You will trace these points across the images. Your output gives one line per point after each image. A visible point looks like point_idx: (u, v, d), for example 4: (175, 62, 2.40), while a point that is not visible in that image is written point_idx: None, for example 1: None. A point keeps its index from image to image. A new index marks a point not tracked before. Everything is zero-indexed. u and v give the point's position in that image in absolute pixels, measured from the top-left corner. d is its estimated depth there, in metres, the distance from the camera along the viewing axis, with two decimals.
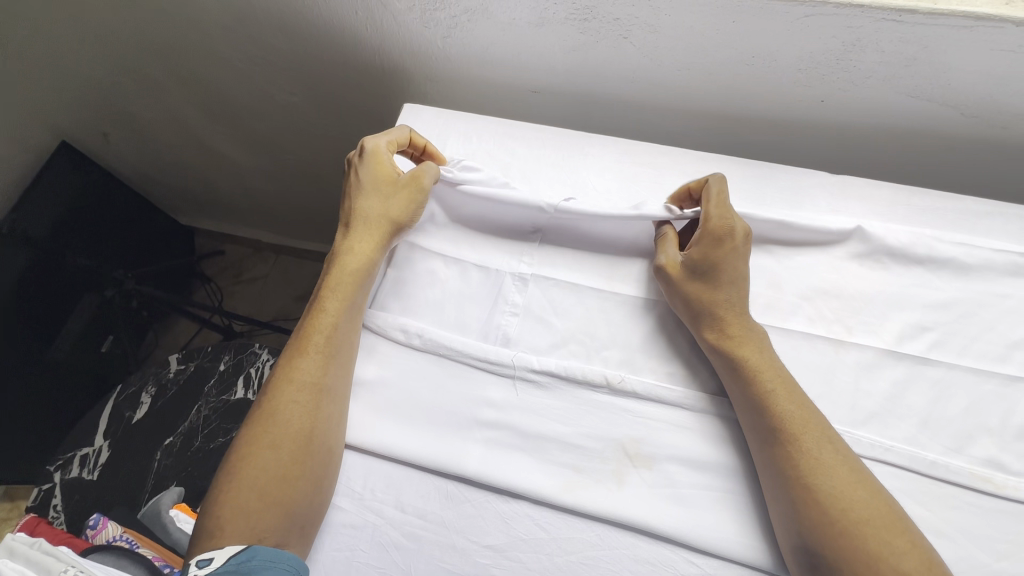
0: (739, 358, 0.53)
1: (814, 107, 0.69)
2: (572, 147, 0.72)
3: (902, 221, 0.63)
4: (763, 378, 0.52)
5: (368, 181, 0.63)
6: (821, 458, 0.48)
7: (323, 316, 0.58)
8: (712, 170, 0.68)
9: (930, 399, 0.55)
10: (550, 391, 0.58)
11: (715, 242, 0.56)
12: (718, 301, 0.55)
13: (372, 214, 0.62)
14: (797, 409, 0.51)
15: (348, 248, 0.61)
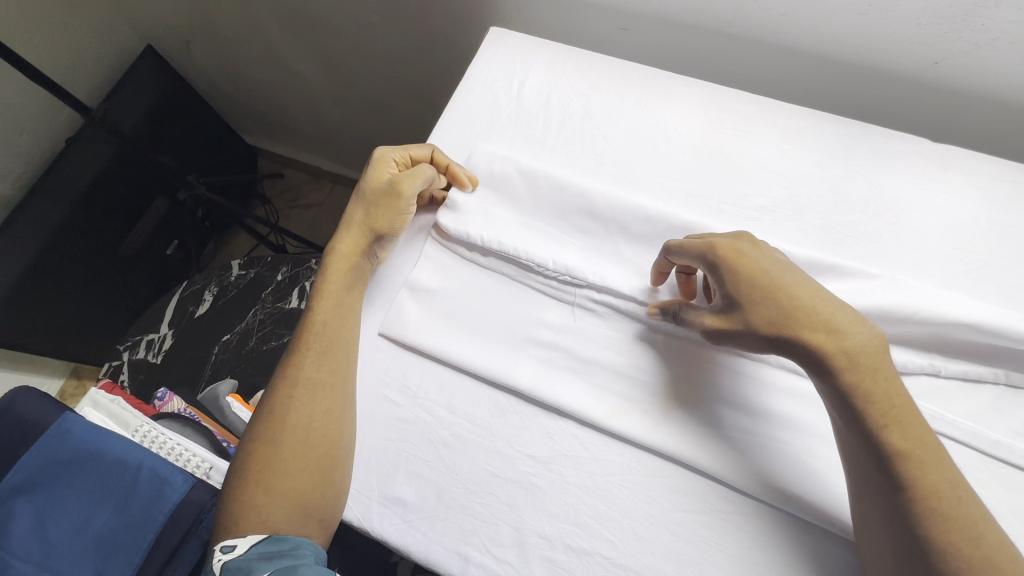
0: (858, 384, 0.45)
1: (925, 69, 0.65)
2: (658, 86, 0.70)
3: (1004, 197, 0.60)
4: (878, 405, 0.44)
5: (365, 195, 0.63)
6: (943, 517, 0.41)
7: (313, 315, 0.58)
8: (803, 123, 0.65)
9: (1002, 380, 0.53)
10: (606, 321, 0.59)
11: (737, 266, 0.50)
12: (799, 320, 0.46)
13: (361, 228, 0.61)
14: (915, 443, 0.43)
15: (337, 253, 0.61)
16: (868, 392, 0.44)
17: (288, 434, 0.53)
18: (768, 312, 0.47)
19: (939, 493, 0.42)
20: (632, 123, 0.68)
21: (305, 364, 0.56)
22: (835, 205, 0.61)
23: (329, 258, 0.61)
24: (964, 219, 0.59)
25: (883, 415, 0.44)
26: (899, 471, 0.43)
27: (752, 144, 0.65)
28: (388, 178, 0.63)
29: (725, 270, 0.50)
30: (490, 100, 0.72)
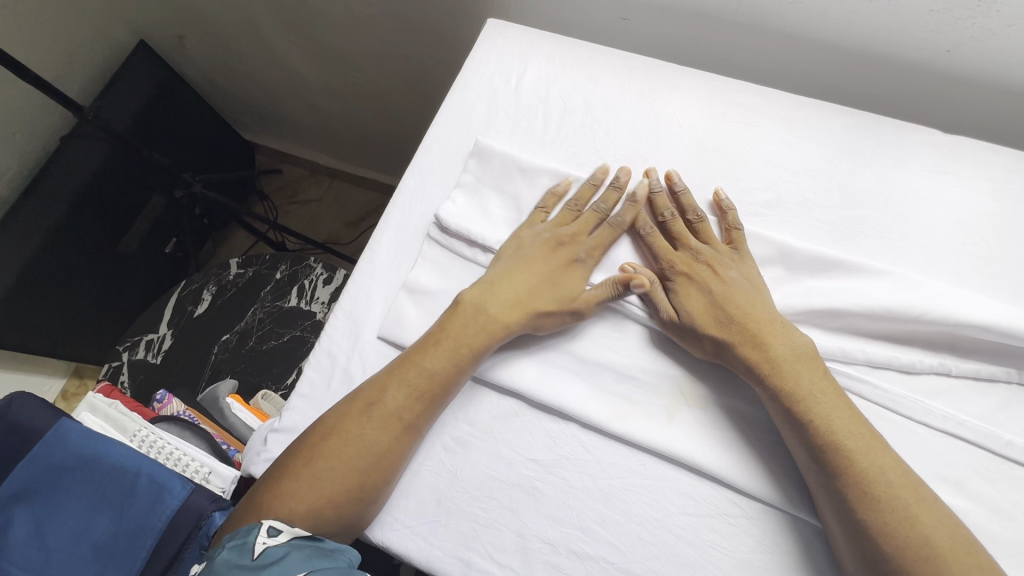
0: (783, 385, 0.49)
1: (936, 57, 0.63)
2: (660, 77, 0.68)
3: (1016, 190, 0.58)
4: (805, 402, 0.48)
5: (548, 253, 0.58)
6: (882, 505, 0.44)
7: (432, 359, 0.54)
8: (810, 115, 0.63)
9: (1014, 379, 0.52)
10: (608, 321, 0.58)
11: (689, 281, 0.56)
12: (728, 331, 0.52)
13: (542, 287, 0.57)
14: (844, 433, 0.46)
15: (498, 310, 0.56)
16: (791, 393, 0.49)
17: (359, 457, 0.50)
18: (703, 325, 0.53)
19: (878, 482, 0.44)
20: (634, 117, 0.66)
21: (401, 398, 0.52)
22: (844, 199, 0.60)
23: (483, 308, 0.56)
24: (975, 213, 0.58)
25: (810, 412, 0.48)
26: (834, 464, 0.46)
27: (757, 138, 0.63)
28: (581, 239, 0.59)
29: (677, 281, 0.56)
30: (488, 94, 0.70)
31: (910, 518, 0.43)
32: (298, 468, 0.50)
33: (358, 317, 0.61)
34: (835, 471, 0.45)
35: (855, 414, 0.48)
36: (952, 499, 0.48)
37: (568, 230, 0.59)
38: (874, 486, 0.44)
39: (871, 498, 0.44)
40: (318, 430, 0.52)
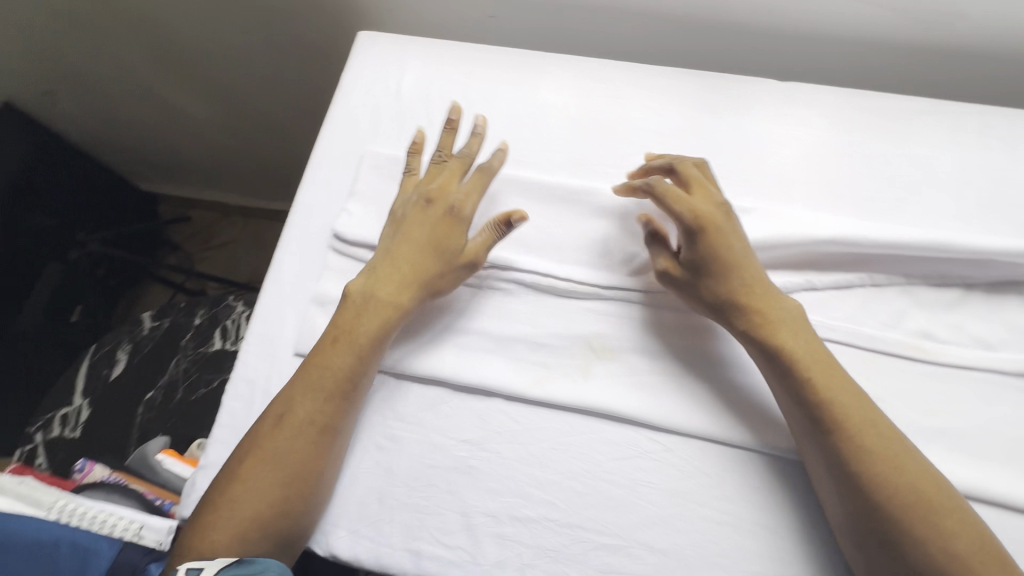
0: (750, 328, 0.53)
1: (762, 16, 0.71)
2: (529, 65, 0.72)
3: (846, 120, 0.66)
4: (775, 346, 0.52)
5: (434, 211, 0.60)
6: (872, 456, 0.47)
7: (335, 358, 0.54)
8: (667, 80, 0.69)
9: (870, 280, 0.59)
10: (516, 297, 0.61)
11: (708, 240, 0.55)
12: (725, 294, 0.54)
13: (432, 241, 0.58)
14: (823, 376, 0.50)
15: (412, 269, 0.58)
16: (785, 350, 0.52)
17: (289, 470, 0.51)
18: (739, 292, 0.54)
19: (866, 435, 0.48)
20: (511, 105, 0.70)
21: (310, 405, 0.53)
22: (707, 151, 0.66)
23: (369, 294, 0.57)
24: (816, 146, 0.65)
25: (811, 369, 0.51)
26: (832, 414, 0.49)
27: (624, 108, 0.68)
28: (448, 192, 0.60)
29: (699, 242, 0.55)
30: (370, 103, 0.71)
31: (896, 468, 0.47)
32: (220, 501, 0.50)
33: (272, 339, 0.61)
34: (830, 421, 0.49)
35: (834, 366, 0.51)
36: None
37: (432, 186, 0.61)
38: (869, 437, 0.48)
39: (859, 448, 0.48)
40: (234, 462, 0.51)
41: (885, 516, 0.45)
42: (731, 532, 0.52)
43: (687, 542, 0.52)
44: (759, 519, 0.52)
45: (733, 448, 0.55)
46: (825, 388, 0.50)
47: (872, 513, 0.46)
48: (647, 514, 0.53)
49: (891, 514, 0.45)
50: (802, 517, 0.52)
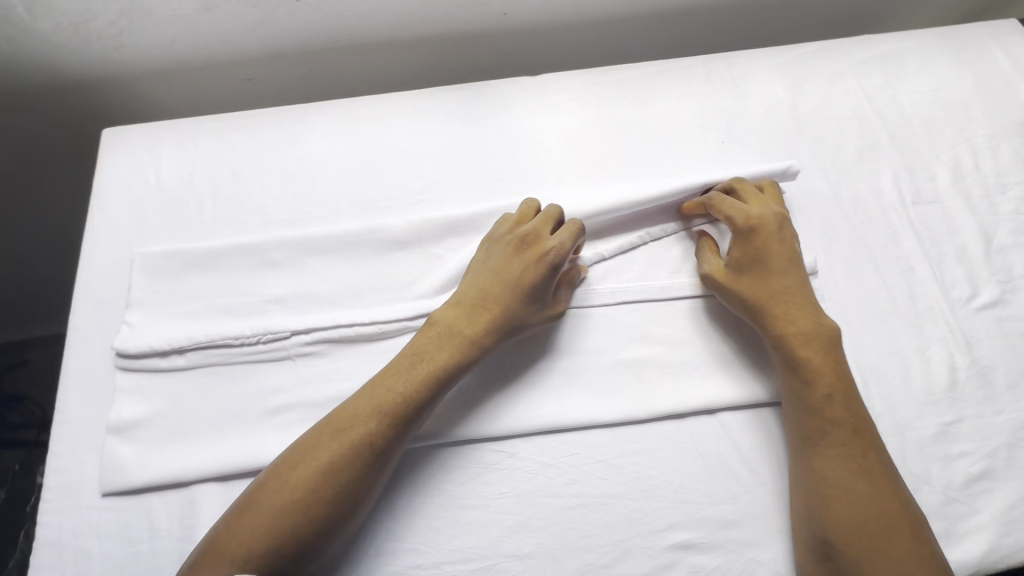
0: (789, 320, 0.55)
1: (499, 21, 0.75)
2: (291, 121, 0.70)
3: (596, 97, 0.71)
4: (809, 332, 0.54)
5: (531, 256, 0.56)
6: (836, 420, 0.52)
7: (370, 424, 0.51)
8: (427, 101, 0.71)
9: (647, 237, 0.63)
10: (329, 357, 0.59)
11: (768, 237, 0.58)
12: (779, 286, 0.56)
13: (506, 285, 0.56)
14: (830, 376, 0.53)
15: (453, 354, 0.54)
16: (798, 331, 0.54)
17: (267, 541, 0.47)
18: (748, 291, 0.56)
19: (845, 404, 0.52)
20: (281, 165, 0.68)
21: (298, 492, 0.48)
22: (480, 159, 0.68)
23: (457, 329, 0.55)
24: (575, 127, 0.69)
25: (825, 335, 0.55)
26: (816, 381, 0.53)
27: (393, 138, 0.69)
28: (547, 239, 0.57)
29: (752, 237, 0.58)
30: (130, 202, 0.67)
31: (856, 433, 0.51)
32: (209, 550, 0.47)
33: (74, 487, 0.55)
34: (826, 390, 0.52)
35: (835, 340, 0.55)
36: (643, 351, 0.59)
37: (528, 230, 0.58)
38: (849, 407, 0.52)
39: (819, 413, 0.52)
40: (243, 499, 0.50)
41: (831, 470, 0.50)
42: (587, 513, 0.53)
43: (549, 537, 0.53)
44: (609, 490, 0.54)
45: (572, 432, 0.56)
46: (834, 360, 0.54)
47: (820, 467, 0.51)
48: (506, 525, 0.53)
49: (837, 468, 0.50)
50: (646, 474, 0.55)
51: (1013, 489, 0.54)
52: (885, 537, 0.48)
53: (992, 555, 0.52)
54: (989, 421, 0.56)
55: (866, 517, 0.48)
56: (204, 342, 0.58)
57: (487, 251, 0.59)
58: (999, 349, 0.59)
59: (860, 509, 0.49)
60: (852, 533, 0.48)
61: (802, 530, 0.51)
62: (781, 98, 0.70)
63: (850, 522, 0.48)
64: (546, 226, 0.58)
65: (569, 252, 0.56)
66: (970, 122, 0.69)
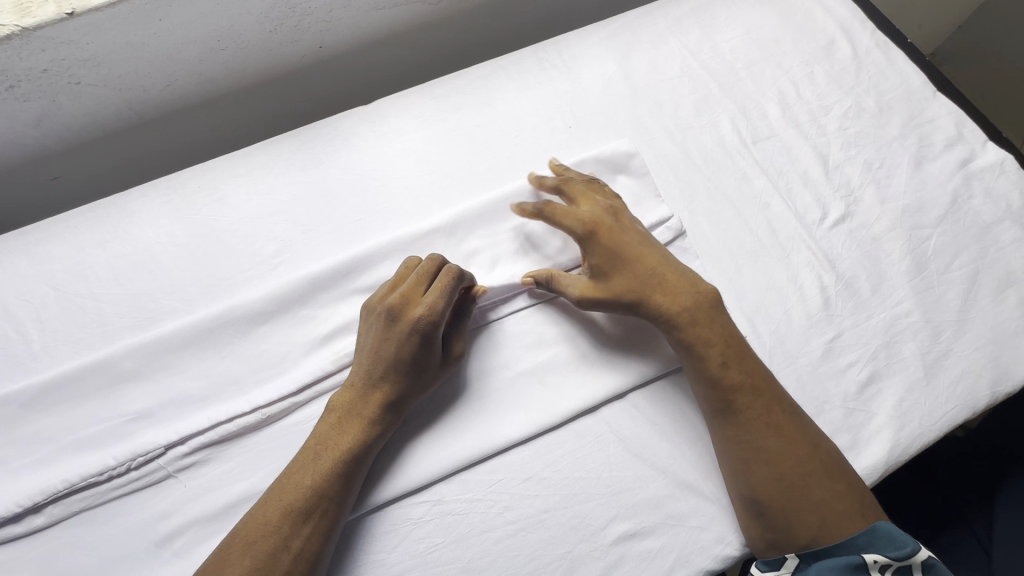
0: (665, 311, 0.54)
1: (317, 55, 0.71)
2: (111, 213, 0.63)
3: (435, 111, 0.68)
4: (690, 315, 0.54)
5: (403, 330, 0.52)
6: (735, 385, 0.51)
7: (278, 535, 0.46)
8: (262, 156, 0.66)
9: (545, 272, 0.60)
10: (215, 461, 0.53)
11: (603, 242, 0.56)
12: (652, 276, 0.55)
13: (387, 359, 0.52)
14: (716, 359, 0.52)
15: (356, 436, 0.51)
16: (681, 308, 0.54)
17: None
18: (622, 289, 0.55)
19: (739, 361, 0.52)
20: (111, 265, 0.60)
21: None
22: (330, 204, 0.64)
23: (354, 414, 0.51)
24: (421, 147, 0.66)
25: (705, 303, 0.55)
26: (708, 354, 0.52)
27: (232, 204, 0.63)
28: (417, 302, 0.53)
29: (590, 247, 0.56)
30: None
31: (757, 392, 0.51)
32: None
33: None
34: (720, 359, 0.52)
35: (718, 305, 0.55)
36: (543, 356, 0.57)
37: (396, 298, 0.53)
38: (744, 366, 0.52)
39: (720, 383, 0.52)
40: None
41: (745, 435, 0.50)
42: (526, 535, 0.52)
43: (495, 574, 0.51)
44: (543, 506, 0.53)
45: (492, 460, 0.54)
46: (721, 325, 0.54)
47: (732, 432, 0.51)
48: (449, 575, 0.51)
49: (743, 429, 0.50)
50: (575, 477, 0.53)
51: (898, 382, 0.58)
52: (806, 482, 0.49)
53: (896, 450, 0.55)
54: (864, 327, 0.60)
55: (785, 466, 0.49)
56: (62, 490, 0.51)
57: (368, 318, 0.55)
58: (858, 259, 0.62)
59: (778, 463, 0.49)
60: (775, 488, 0.49)
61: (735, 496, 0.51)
62: (613, 71, 0.71)
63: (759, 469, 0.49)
64: (418, 283, 0.54)
65: (441, 315, 0.52)
66: (784, 56, 0.73)
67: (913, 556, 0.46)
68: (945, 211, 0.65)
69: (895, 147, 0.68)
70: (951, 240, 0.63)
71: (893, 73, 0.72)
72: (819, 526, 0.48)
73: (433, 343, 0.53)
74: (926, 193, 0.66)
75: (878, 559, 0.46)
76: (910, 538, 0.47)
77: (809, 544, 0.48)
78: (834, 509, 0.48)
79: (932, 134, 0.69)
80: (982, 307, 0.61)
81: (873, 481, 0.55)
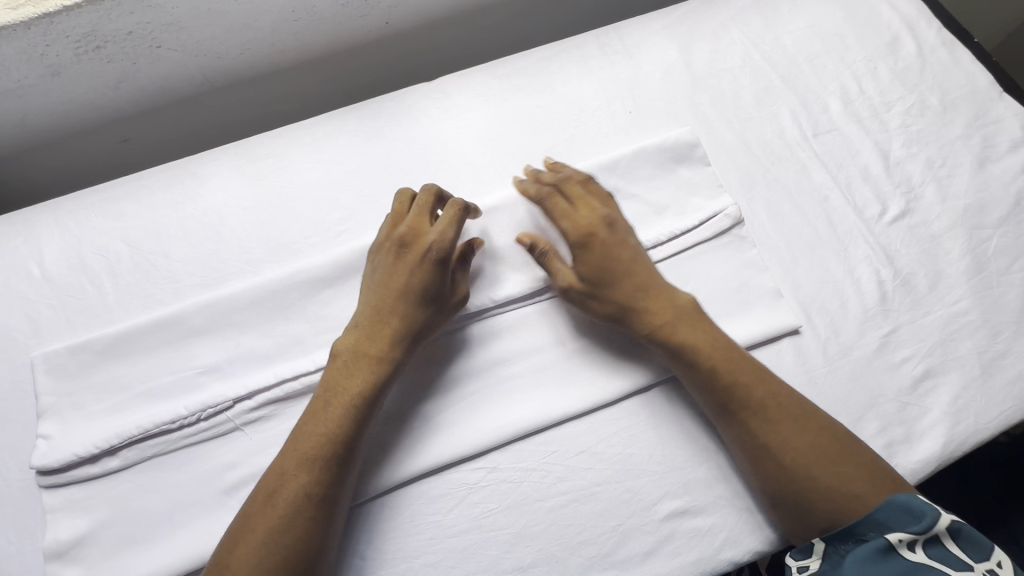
0: (649, 322, 0.55)
1: (382, 31, 0.72)
2: (182, 174, 0.65)
3: (497, 90, 0.69)
4: (674, 328, 0.55)
5: (413, 262, 0.56)
6: (756, 355, 0.54)
7: (302, 474, 0.48)
8: (327, 127, 0.68)
9: None
10: (279, 417, 0.55)
11: (597, 247, 0.58)
12: (629, 297, 0.56)
13: (393, 293, 0.55)
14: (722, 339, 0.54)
15: (360, 375, 0.52)
16: (665, 325, 0.55)
17: None
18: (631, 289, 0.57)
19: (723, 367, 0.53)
20: (182, 225, 0.62)
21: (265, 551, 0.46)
22: (394, 177, 0.65)
23: (355, 351, 0.53)
24: (482, 124, 0.67)
25: (696, 310, 0.56)
26: (697, 363, 0.53)
27: (298, 172, 0.65)
28: (421, 238, 0.57)
29: (583, 248, 0.58)
30: (15, 300, 0.59)
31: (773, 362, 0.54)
32: None
33: None
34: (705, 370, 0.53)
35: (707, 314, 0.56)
36: (600, 334, 0.58)
37: (402, 234, 0.57)
38: (751, 352, 0.54)
39: (710, 390, 0.53)
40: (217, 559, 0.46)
41: (750, 426, 0.51)
42: (579, 506, 0.53)
43: (547, 541, 0.52)
44: (596, 479, 0.54)
45: (547, 432, 0.55)
46: (705, 331, 0.55)
47: (738, 428, 0.52)
48: (502, 539, 0.52)
49: (746, 426, 0.51)
50: (627, 453, 0.54)
51: (954, 380, 0.58)
52: (820, 460, 0.49)
53: (949, 446, 0.55)
54: (920, 323, 0.60)
55: (803, 443, 0.50)
56: (136, 435, 0.53)
57: (373, 262, 0.58)
58: (916, 256, 0.62)
59: (812, 425, 0.50)
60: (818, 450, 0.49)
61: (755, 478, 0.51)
62: (675, 59, 0.71)
63: (781, 445, 0.50)
64: (423, 220, 0.58)
65: (448, 247, 0.56)
66: (847, 50, 0.73)
67: (935, 525, 0.45)
68: (1007, 212, 0.64)
69: (958, 146, 0.67)
70: (1013, 242, 0.63)
71: (958, 72, 0.71)
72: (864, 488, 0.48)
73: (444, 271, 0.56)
74: (989, 194, 0.65)
75: (903, 538, 0.46)
76: (928, 509, 0.46)
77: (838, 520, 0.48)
78: (850, 486, 0.48)
79: (996, 135, 0.68)
80: None
81: (926, 475, 0.55)
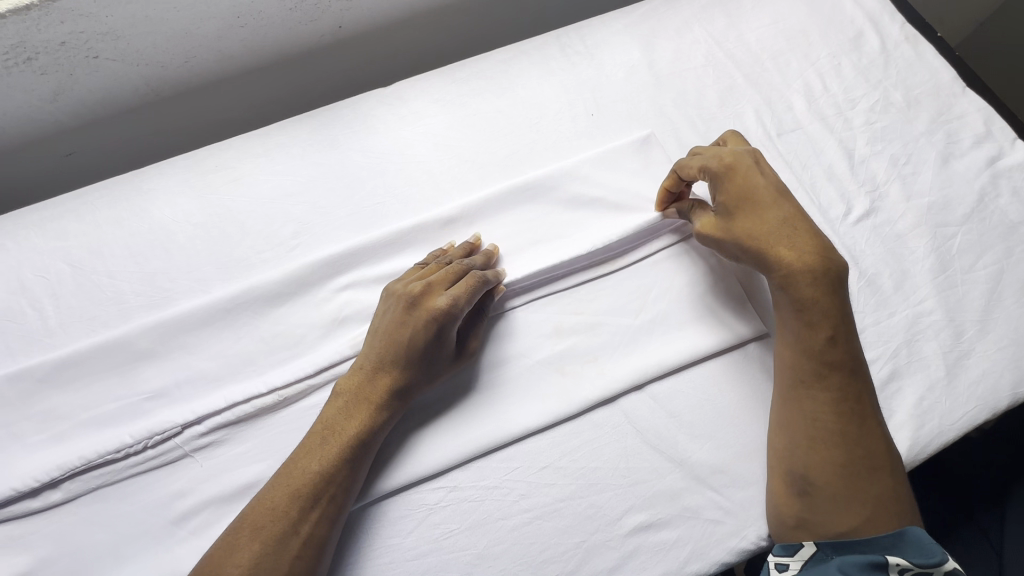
0: (781, 264, 0.52)
1: (335, 35, 0.70)
2: (127, 189, 0.62)
3: (455, 94, 0.67)
4: (795, 285, 0.51)
5: (422, 317, 0.52)
6: (836, 360, 0.50)
7: (291, 512, 0.46)
8: (280, 136, 0.65)
9: (568, 261, 0.59)
10: (231, 442, 0.53)
11: (742, 180, 0.54)
12: (783, 220, 0.53)
13: (398, 345, 0.52)
14: (827, 332, 0.51)
15: (363, 422, 0.50)
16: (804, 265, 0.51)
17: None
18: (746, 235, 0.53)
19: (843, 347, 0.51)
20: (126, 243, 0.60)
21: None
22: (349, 187, 0.63)
23: (360, 398, 0.51)
24: (440, 130, 0.66)
25: (832, 273, 0.51)
26: (818, 322, 0.51)
27: (249, 184, 0.63)
28: (436, 295, 0.53)
29: (728, 179, 0.55)
30: None
31: (853, 374, 0.50)
32: None
33: None
34: (828, 332, 0.50)
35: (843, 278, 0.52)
36: (562, 345, 0.57)
37: (417, 287, 0.53)
38: (850, 347, 0.51)
39: (818, 355, 0.51)
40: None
41: (820, 407, 0.50)
42: (542, 524, 0.52)
43: (509, 561, 0.51)
44: (559, 494, 0.52)
45: (508, 449, 0.54)
46: (834, 299, 0.51)
47: (806, 403, 0.51)
48: (464, 561, 0.51)
49: (821, 405, 0.50)
50: (591, 466, 0.53)
51: (919, 381, 0.57)
52: (870, 473, 0.48)
53: (915, 449, 0.55)
54: (886, 325, 0.59)
55: (838, 463, 0.49)
56: (79, 466, 0.51)
57: (386, 301, 0.54)
58: (882, 256, 0.62)
59: (850, 447, 0.49)
60: (838, 478, 0.48)
61: (780, 463, 0.51)
62: (637, 59, 0.70)
63: (806, 462, 0.49)
64: (450, 271, 0.54)
65: (461, 310, 0.52)
66: (811, 47, 0.72)
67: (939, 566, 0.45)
68: (971, 209, 0.64)
69: (922, 143, 0.67)
70: (976, 239, 0.62)
71: (921, 67, 0.71)
72: (865, 521, 0.48)
73: (448, 332, 0.52)
74: (952, 191, 0.65)
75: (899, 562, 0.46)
76: (937, 548, 0.46)
77: (849, 533, 0.48)
78: (854, 518, 0.48)
79: (959, 131, 0.68)
80: (1006, 308, 0.60)
81: None
